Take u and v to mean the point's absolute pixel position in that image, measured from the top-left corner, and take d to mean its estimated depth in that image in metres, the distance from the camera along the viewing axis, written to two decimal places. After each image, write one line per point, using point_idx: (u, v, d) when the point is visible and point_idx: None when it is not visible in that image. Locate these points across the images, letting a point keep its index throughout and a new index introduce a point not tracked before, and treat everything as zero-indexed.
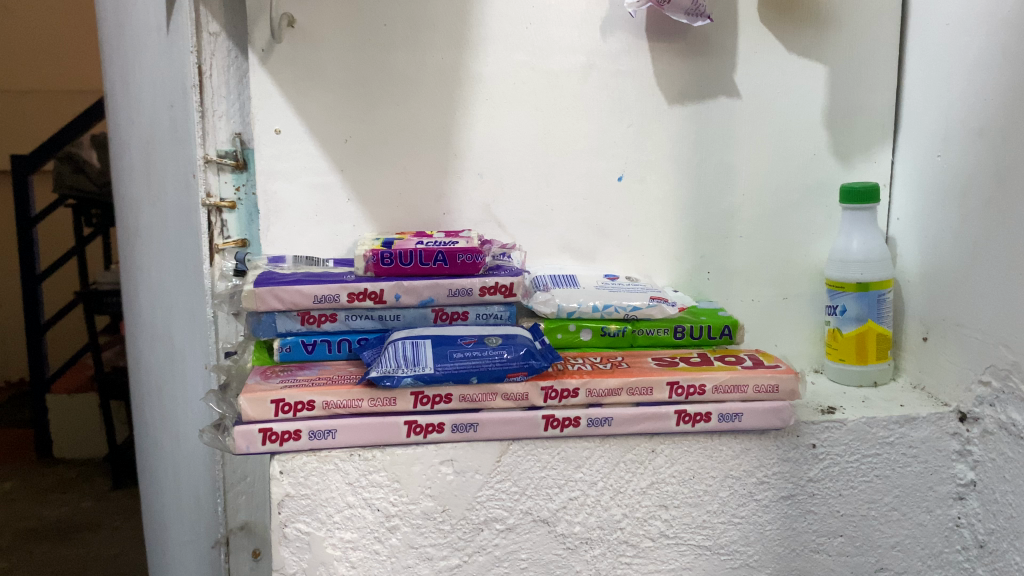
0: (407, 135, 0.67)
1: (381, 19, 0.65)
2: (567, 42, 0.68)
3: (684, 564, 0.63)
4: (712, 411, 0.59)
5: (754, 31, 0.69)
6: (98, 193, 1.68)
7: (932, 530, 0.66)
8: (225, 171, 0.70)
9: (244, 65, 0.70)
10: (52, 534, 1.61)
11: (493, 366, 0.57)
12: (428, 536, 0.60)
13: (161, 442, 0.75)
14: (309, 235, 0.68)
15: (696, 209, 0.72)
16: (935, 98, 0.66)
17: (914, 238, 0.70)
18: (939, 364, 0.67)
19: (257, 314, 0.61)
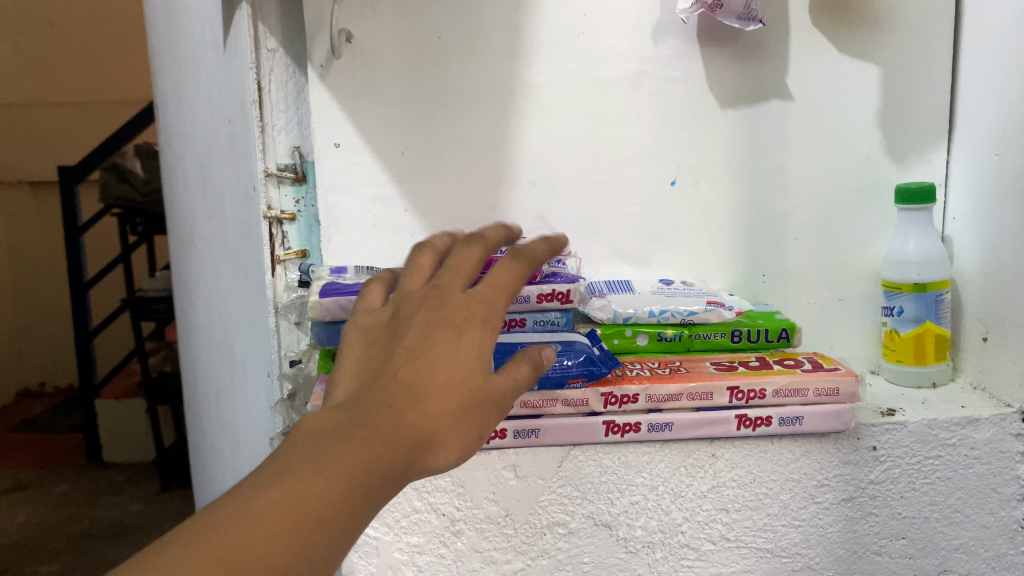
0: (464, 147, 0.68)
1: (436, 32, 0.66)
2: (619, 50, 0.68)
3: (745, 566, 0.64)
4: (773, 415, 0.59)
5: (807, 33, 0.69)
6: (144, 201, 1.71)
7: (996, 532, 0.65)
8: (286, 183, 0.71)
9: (303, 81, 0.72)
10: (104, 537, 1.65)
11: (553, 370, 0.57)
12: (492, 540, 0.61)
13: (226, 449, 0.77)
14: (370, 246, 0.69)
15: (752, 212, 0.71)
16: (993, 95, 0.65)
17: (971, 238, 0.68)
18: (1000, 365, 0.65)
19: (322, 324, 0.62)
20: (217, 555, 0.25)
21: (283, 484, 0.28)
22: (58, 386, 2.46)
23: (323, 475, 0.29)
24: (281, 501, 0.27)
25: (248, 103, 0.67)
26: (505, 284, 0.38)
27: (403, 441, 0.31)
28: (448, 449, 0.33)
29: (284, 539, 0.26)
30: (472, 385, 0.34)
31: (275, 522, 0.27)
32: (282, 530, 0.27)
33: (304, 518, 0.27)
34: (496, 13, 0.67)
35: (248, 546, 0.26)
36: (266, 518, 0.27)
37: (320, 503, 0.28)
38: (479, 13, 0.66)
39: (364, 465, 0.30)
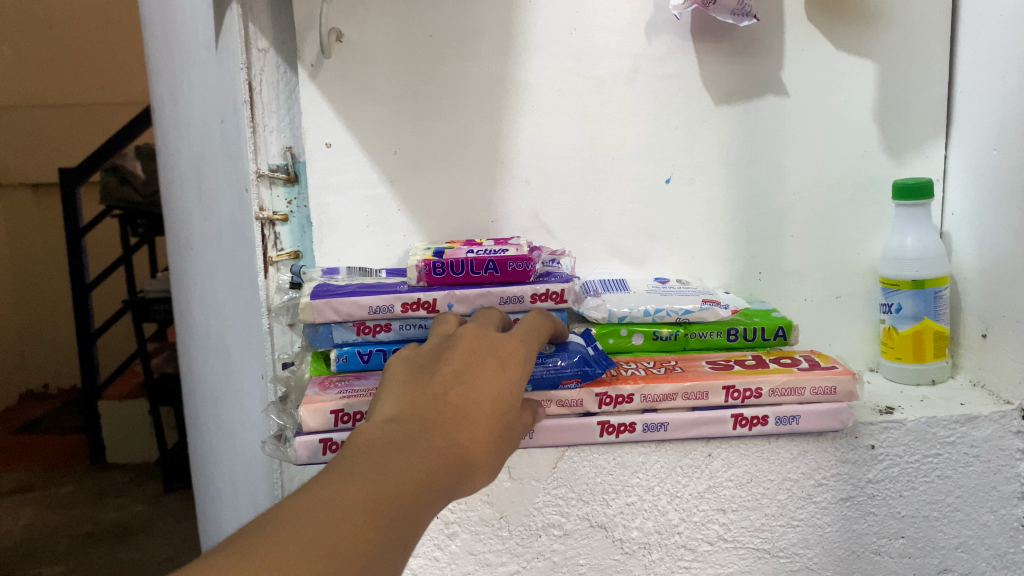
0: (457, 146, 0.67)
1: (428, 30, 0.65)
2: (613, 47, 0.67)
3: (743, 567, 0.63)
4: (770, 414, 0.58)
5: (803, 28, 0.68)
6: (143, 203, 1.71)
7: (997, 531, 0.64)
8: (277, 184, 0.70)
9: (293, 80, 0.70)
10: (107, 538, 1.65)
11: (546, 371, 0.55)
12: (487, 542, 0.61)
13: (220, 452, 0.77)
14: (362, 247, 0.69)
15: (749, 209, 0.70)
16: (991, 89, 0.64)
17: (969, 234, 0.67)
18: (1000, 361, 0.64)
19: (313, 325, 0.61)
20: (326, 529, 0.27)
21: (371, 474, 0.30)
22: (59, 388, 2.46)
23: (404, 471, 0.31)
24: (373, 489, 0.29)
25: (240, 103, 0.66)
26: (531, 335, 0.46)
27: (463, 451, 0.35)
28: (487, 468, 0.36)
29: (378, 521, 0.29)
30: (505, 416, 0.38)
31: (371, 505, 0.29)
32: (374, 513, 0.29)
33: (391, 503, 0.29)
34: (490, 11, 0.66)
35: (349, 523, 0.28)
36: (360, 501, 0.29)
37: (403, 494, 0.30)
38: (472, 11, 0.65)
39: (435, 465, 0.33)
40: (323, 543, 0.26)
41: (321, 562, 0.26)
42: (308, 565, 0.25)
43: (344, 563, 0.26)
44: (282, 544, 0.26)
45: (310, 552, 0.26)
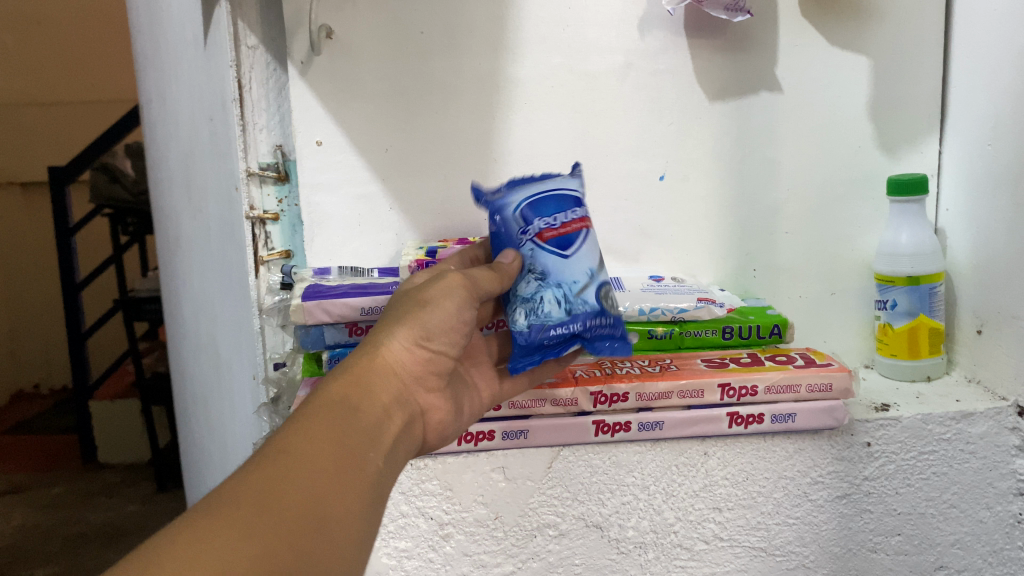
0: (448, 143, 0.67)
1: (417, 27, 0.64)
2: (605, 42, 0.66)
3: (739, 565, 0.63)
4: (765, 412, 0.58)
5: (796, 23, 0.67)
6: (133, 202, 1.69)
7: (992, 527, 0.64)
8: (268, 183, 0.68)
9: (282, 77, 0.68)
10: (99, 538, 1.63)
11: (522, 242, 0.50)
12: (481, 543, 0.60)
13: (213, 452, 0.76)
14: (353, 246, 0.68)
15: (743, 206, 0.70)
16: (984, 84, 0.64)
17: (964, 230, 0.67)
18: (995, 357, 0.64)
19: (305, 327, 0.60)
20: (239, 499, 0.29)
21: (278, 438, 0.33)
22: (50, 388, 2.44)
23: (301, 410, 0.35)
24: (277, 447, 0.32)
25: (229, 101, 0.65)
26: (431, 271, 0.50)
27: (354, 355, 0.39)
28: (394, 331, 0.40)
29: (291, 468, 0.31)
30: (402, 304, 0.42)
31: (280, 458, 0.31)
32: (285, 463, 0.31)
33: (296, 450, 0.32)
34: (481, 7, 0.65)
35: (258, 483, 0.30)
36: (268, 460, 0.31)
37: (304, 433, 0.33)
38: (463, 7, 0.65)
39: (324, 380, 0.37)
40: (237, 515, 0.28)
41: (243, 530, 0.28)
42: (226, 535, 0.27)
43: (268, 521, 0.29)
44: (200, 531, 0.28)
45: (226, 526, 0.28)
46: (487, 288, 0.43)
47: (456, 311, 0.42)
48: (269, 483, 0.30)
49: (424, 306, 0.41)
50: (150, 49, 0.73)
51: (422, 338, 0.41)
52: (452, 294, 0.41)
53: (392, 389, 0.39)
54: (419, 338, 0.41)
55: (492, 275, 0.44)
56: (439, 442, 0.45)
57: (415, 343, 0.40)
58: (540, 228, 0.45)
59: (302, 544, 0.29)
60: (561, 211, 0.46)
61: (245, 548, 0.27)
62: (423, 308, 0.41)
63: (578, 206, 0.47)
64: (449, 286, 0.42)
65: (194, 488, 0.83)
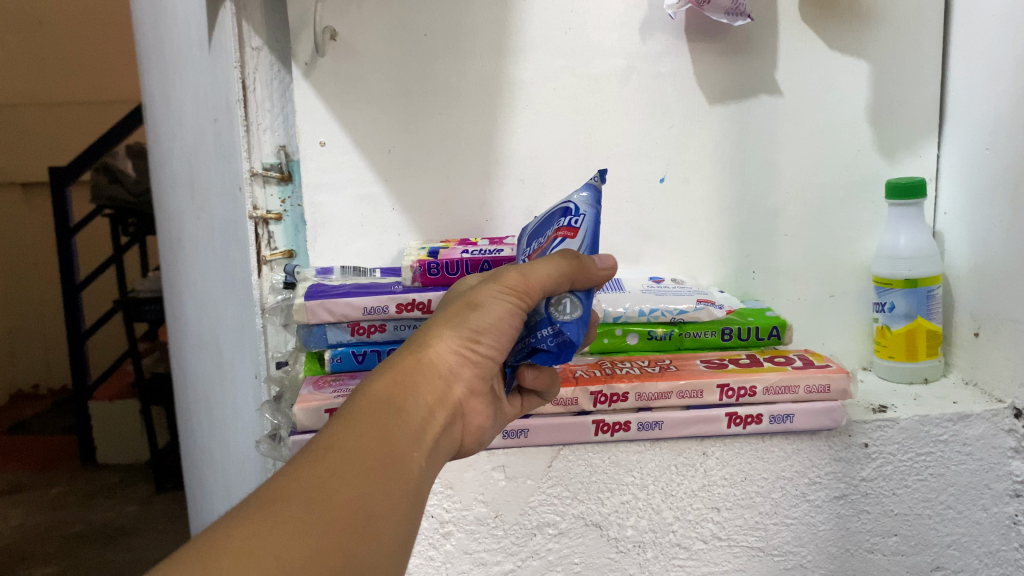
0: (451, 144, 0.67)
1: (421, 29, 0.65)
2: (607, 45, 0.67)
3: (737, 565, 0.63)
4: (763, 413, 0.58)
5: (796, 28, 0.68)
6: (134, 202, 1.69)
7: (989, 528, 0.64)
8: (271, 183, 0.68)
9: (286, 78, 0.69)
10: (98, 538, 1.64)
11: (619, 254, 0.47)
12: (482, 541, 0.61)
13: (214, 449, 0.76)
14: (356, 245, 0.68)
15: (742, 209, 0.71)
16: (983, 89, 0.64)
17: (962, 233, 0.68)
18: (993, 360, 0.65)
19: (307, 326, 0.61)
20: (287, 498, 0.30)
21: (322, 437, 0.33)
22: (49, 388, 2.44)
23: (345, 408, 0.35)
24: (322, 446, 0.32)
25: (233, 102, 0.66)
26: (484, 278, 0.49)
27: (400, 354, 0.39)
28: (441, 332, 0.39)
29: (335, 467, 0.31)
30: (452, 307, 0.41)
31: (325, 456, 0.32)
32: (329, 462, 0.31)
33: (341, 449, 0.32)
34: (484, 9, 0.65)
35: (305, 483, 0.30)
36: (311, 459, 0.31)
37: (349, 431, 0.33)
38: (466, 9, 0.65)
39: (371, 379, 0.37)
40: (290, 513, 0.29)
41: (296, 529, 0.28)
42: (276, 533, 0.28)
43: (316, 518, 0.29)
44: (255, 525, 0.28)
45: (275, 524, 0.28)
46: (545, 290, 0.39)
47: (509, 316, 0.40)
48: (315, 483, 0.30)
49: (476, 308, 0.39)
50: (155, 49, 0.73)
51: (469, 341, 0.39)
52: (502, 299, 0.39)
53: (435, 389, 0.38)
54: (466, 339, 0.39)
55: (557, 262, 0.39)
56: (476, 445, 0.44)
57: (461, 347, 0.39)
58: (532, 250, 0.47)
59: (350, 541, 0.29)
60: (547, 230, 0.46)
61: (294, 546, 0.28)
62: (474, 309, 0.39)
63: (564, 215, 0.45)
64: (505, 291, 0.39)
65: (195, 486, 0.84)
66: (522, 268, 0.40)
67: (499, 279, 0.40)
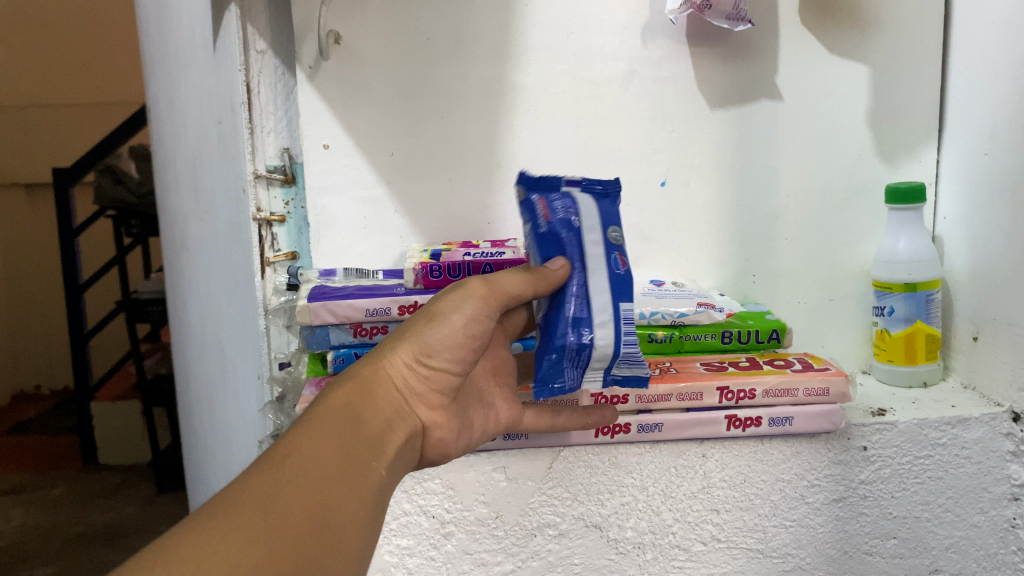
0: (453, 147, 0.68)
1: (424, 33, 0.66)
2: (609, 50, 0.67)
3: (736, 567, 0.64)
4: (763, 415, 0.59)
5: (796, 33, 0.68)
6: (137, 203, 1.69)
7: (986, 532, 0.65)
8: (275, 185, 0.69)
9: (290, 82, 0.69)
10: (99, 539, 1.64)
11: (603, 235, 0.46)
12: (482, 541, 0.61)
13: (218, 448, 0.77)
14: (359, 248, 0.69)
15: (742, 212, 0.71)
16: (982, 94, 0.65)
17: (961, 238, 0.68)
18: (991, 364, 0.65)
19: (310, 327, 0.61)
20: (243, 502, 0.30)
21: (282, 443, 0.33)
22: (51, 389, 2.45)
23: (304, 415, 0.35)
24: (281, 452, 0.32)
25: (238, 104, 0.65)
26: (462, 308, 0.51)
27: (360, 363, 0.40)
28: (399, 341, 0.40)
29: (293, 472, 0.32)
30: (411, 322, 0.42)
31: (285, 462, 0.32)
32: (288, 467, 0.32)
33: (301, 456, 0.32)
34: (486, 14, 0.66)
35: (262, 489, 0.30)
36: (270, 465, 0.32)
37: (308, 439, 0.33)
38: (468, 13, 0.66)
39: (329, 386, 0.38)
40: (247, 517, 0.29)
41: (251, 532, 0.28)
42: (231, 534, 0.28)
43: (271, 521, 0.29)
44: (211, 527, 0.28)
45: (229, 528, 0.28)
46: (508, 292, 0.43)
47: (467, 324, 0.41)
48: (273, 488, 0.30)
49: (435, 321, 0.41)
50: (160, 52, 0.74)
51: (424, 354, 0.40)
52: (461, 307, 0.41)
53: (392, 399, 0.39)
54: (422, 349, 0.40)
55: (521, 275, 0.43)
56: (440, 458, 0.44)
57: (417, 358, 0.40)
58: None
59: (306, 547, 0.29)
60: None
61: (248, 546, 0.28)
62: (435, 321, 0.41)
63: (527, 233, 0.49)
64: (472, 300, 0.41)
65: (198, 485, 0.84)
66: (486, 278, 0.43)
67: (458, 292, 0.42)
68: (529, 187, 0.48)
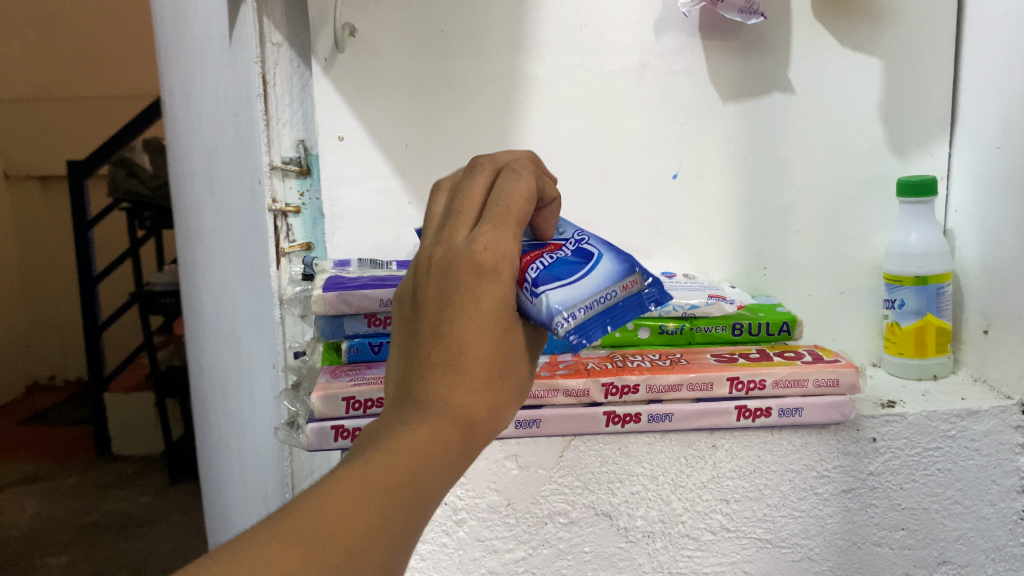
0: (466, 140, 0.68)
1: (439, 26, 0.66)
2: (621, 43, 0.68)
3: (745, 557, 0.64)
4: (773, 406, 0.59)
5: (809, 27, 0.69)
6: (151, 196, 1.70)
7: (996, 524, 0.65)
8: (290, 177, 0.70)
9: (306, 74, 0.70)
10: (111, 530, 1.66)
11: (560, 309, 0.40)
12: (494, 529, 0.62)
13: (232, 437, 0.77)
14: (373, 239, 0.70)
15: (755, 205, 0.71)
16: (994, 88, 0.65)
17: (972, 231, 0.68)
18: (1001, 356, 0.65)
19: (325, 317, 0.62)
20: (309, 529, 0.25)
21: (370, 471, 0.28)
22: (65, 379, 2.48)
23: (401, 459, 0.28)
24: (372, 487, 0.27)
25: (253, 95, 0.65)
26: (511, 217, 0.35)
27: (469, 405, 0.31)
28: (507, 394, 0.33)
29: (389, 528, 0.27)
30: (505, 343, 0.33)
31: (378, 507, 0.27)
32: (386, 518, 0.27)
33: (405, 519, 0.27)
34: (500, 6, 0.66)
35: (347, 530, 0.25)
36: (359, 505, 0.26)
37: (416, 503, 0.28)
38: (483, 6, 0.66)
39: (445, 442, 0.30)
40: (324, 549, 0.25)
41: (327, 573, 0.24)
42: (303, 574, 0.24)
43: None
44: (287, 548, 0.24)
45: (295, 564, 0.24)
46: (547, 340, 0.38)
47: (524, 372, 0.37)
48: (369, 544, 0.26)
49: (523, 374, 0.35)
50: (177, 47, 0.75)
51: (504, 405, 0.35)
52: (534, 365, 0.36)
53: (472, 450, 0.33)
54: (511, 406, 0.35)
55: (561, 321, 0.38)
56: None
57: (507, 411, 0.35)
58: (554, 251, 0.41)
59: None
60: (556, 266, 0.39)
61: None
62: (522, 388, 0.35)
63: (546, 277, 0.38)
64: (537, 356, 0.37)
65: (212, 473, 0.85)
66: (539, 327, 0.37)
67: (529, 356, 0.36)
68: (578, 338, 0.36)
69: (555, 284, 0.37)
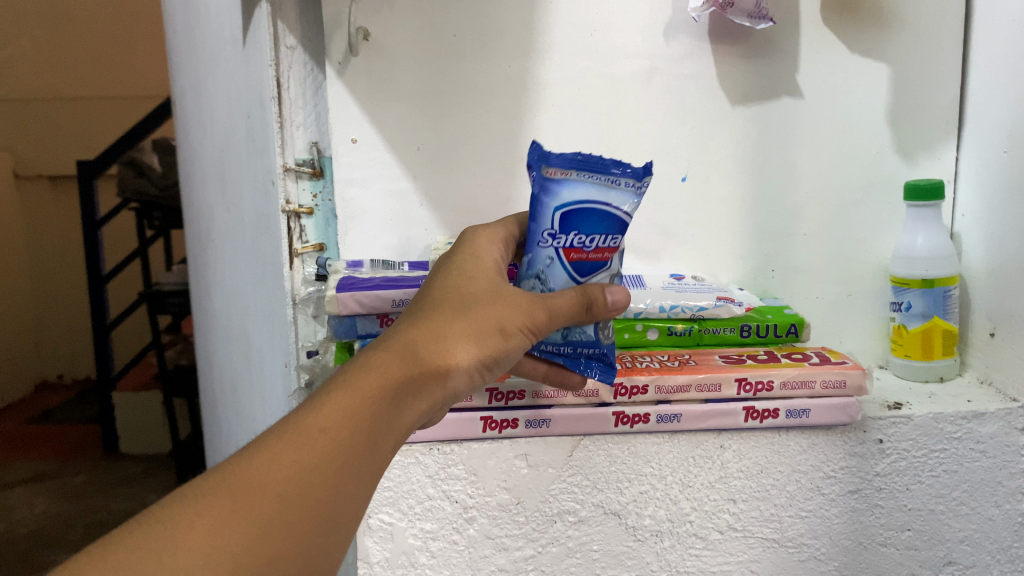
0: (477, 141, 0.69)
1: (451, 30, 0.67)
2: (631, 47, 0.69)
3: (752, 556, 0.64)
4: (780, 407, 0.60)
5: (817, 31, 0.69)
6: (161, 195, 1.71)
7: (1002, 525, 0.65)
8: (304, 178, 0.70)
9: (320, 77, 0.70)
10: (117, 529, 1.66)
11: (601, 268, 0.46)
12: (504, 527, 0.62)
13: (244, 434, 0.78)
14: (385, 239, 0.70)
15: (763, 208, 0.72)
16: (1001, 93, 0.65)
17: (979, 234, 0.69)
18: (1007, 360, 0.66)
19: (337, 317, 0.62)
20: (237, 475, 0.30)
21: (304, 411, 0.33)
22: (73, 379, 2.49)
23: (336, 395, 0.33)
24: (300, 424, 0.32)
25: (267, 99, 0.65)
26: (490, 236, 0.45)
27: (422, 345, 0.37)
28: (464, 341, 0.38)
29: (317, 458, 0.31)
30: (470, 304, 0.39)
31: (306, 439, 0.31)
32: (312, 447, 0.31)
33: (348, 457, 0.32)
34: (511, 11, 0.67)
35: (278, 470, 0.30)
36: (286, 443, 0.31)
37: (349, 437, 0.32)
38: (494, 10, 0.67)
39: (378, 375, 0.35)
40: (231, 494, 0.29)
41: (223, 511, 0.28)
42: (227, 525, 0.28)
43: (285, 517, 0.29)
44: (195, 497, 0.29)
45: (217, 510, 0.28)
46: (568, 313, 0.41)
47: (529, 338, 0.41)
48: (294, 475, 0.30)
49: (506, 321, 0.39)
50: (191, 51, 0.76)
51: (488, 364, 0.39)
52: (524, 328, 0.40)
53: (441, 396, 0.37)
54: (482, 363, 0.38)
55: (575, 301, 0.41)
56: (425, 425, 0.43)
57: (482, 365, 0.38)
58: (567, 245, 0.43)
59: (281, 530, 0.29)
60: (602, 232, 0.43)
61: (251, 548, 0.28)
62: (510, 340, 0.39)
63: (622, 232, 0.44)
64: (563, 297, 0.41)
65: None
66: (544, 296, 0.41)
67: (530, 306, 0.40)
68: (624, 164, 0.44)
69: (625, 220, 0.44)
